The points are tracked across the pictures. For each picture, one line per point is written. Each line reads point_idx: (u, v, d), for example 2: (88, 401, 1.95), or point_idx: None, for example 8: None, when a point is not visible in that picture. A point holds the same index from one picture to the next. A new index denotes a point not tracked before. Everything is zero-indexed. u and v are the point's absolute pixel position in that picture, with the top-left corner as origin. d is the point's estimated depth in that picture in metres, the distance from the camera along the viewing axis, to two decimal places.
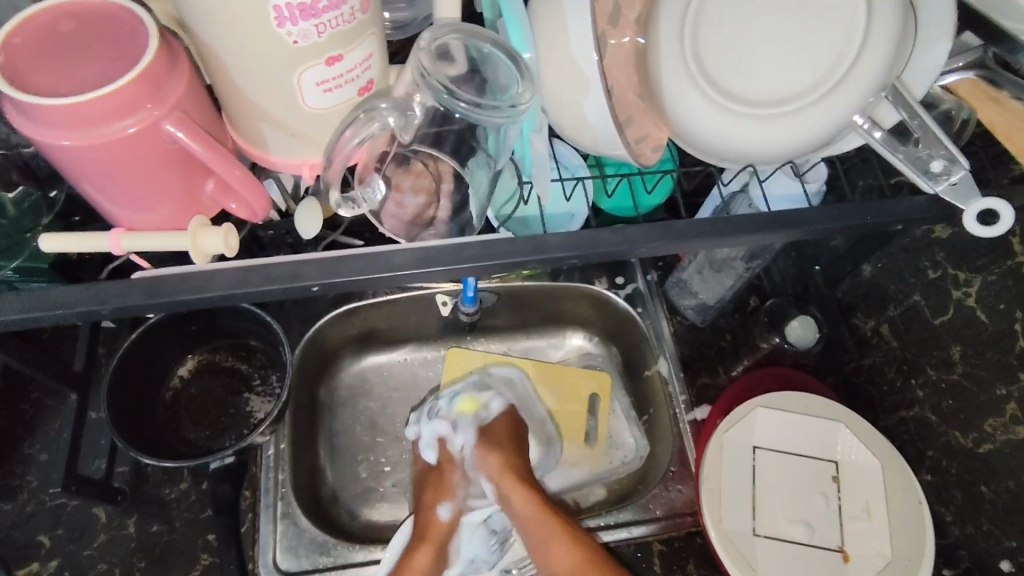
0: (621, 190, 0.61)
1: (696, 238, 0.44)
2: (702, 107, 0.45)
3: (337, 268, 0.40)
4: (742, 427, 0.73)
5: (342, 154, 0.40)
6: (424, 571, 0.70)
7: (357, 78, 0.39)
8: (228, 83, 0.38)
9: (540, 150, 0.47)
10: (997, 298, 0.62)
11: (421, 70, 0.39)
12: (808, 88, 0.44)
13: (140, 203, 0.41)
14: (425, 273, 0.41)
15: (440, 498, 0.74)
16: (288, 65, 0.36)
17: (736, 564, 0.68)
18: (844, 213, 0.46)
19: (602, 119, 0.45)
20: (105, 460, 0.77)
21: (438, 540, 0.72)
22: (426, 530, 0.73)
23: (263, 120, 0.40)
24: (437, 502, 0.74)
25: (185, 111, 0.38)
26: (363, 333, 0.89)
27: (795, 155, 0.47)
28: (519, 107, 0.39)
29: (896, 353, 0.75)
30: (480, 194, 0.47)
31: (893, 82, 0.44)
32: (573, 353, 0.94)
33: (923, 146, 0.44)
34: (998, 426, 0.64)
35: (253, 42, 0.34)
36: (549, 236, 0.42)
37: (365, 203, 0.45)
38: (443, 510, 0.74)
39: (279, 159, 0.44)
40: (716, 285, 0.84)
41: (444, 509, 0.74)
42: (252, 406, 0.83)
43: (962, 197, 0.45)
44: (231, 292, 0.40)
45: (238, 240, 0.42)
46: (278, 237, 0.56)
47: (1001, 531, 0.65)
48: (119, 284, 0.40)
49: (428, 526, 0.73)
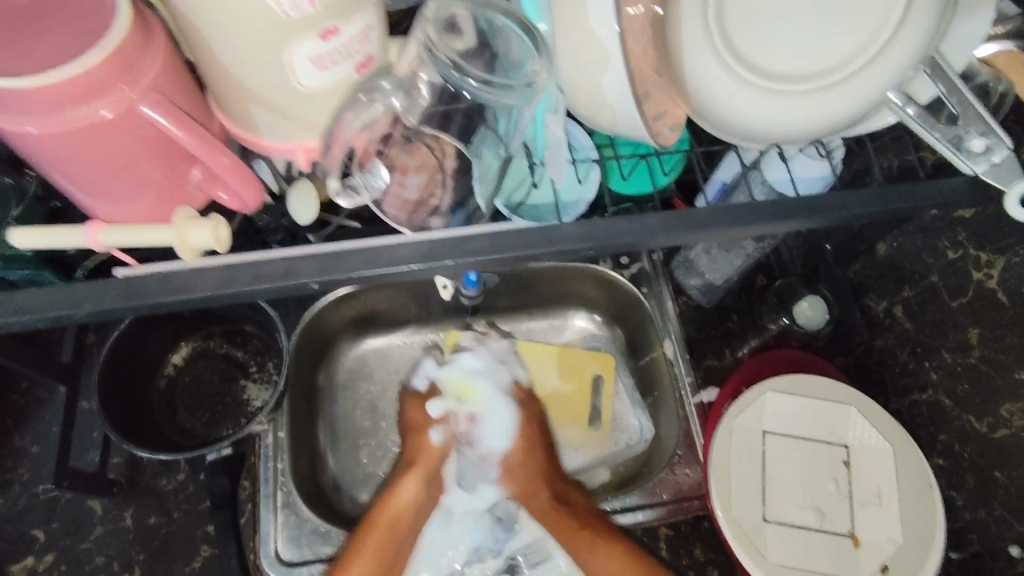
0: (637, 172, 0.59)
1: (721, 227, 0.42)
2: (728, 84, 0.42)
3: (334, 264, 0.38)
4: (752, 411, 0.71)
5: (341, 141, 0.38)
6: (413, 496, 0.71)
7: (355, 54, 0.36)
8: (213, 60, 0.34)
9: (555, 133, 0.46)
10: (1020, 281, 0.59)
11: (428, 43, 0.36)
12: (843, 62, 0.41)
13: (118, 194, 0.39)
14: (428, 267, 0.38)
15: (433, 420, 0.75)
16: (276, 40, 0.32)
17: (745, 552, 0.67)
18: (873, 198, 0.43)
19: (620, 98, 0.41)
20: (98, 453, 0.74)
21: (429, 462, 0.73)
22: (417, 454, 0.73)
23: (253, 101, 0.37)
24: (430, 425, 0.74)
25: (162, 92, 0.35)
26: (361, 316, 0.87)
27: (824, 134, 0.44)
28: (533, 86, 0.36)
29: (910, 335, 0.73)
30: (487, 178, 0.45)
31: (931, 54, 0.42)
32: (576, 334, 0.91)
33: (962, 122, 0.42)
34: (1015, 412, 0.62)
35: (235, 12, 0.31)
36: (564, 227, 0.40)
37: (366, 190, 0.42)
38: (434, 433, 0.74)
39: (271, 143, 0.40)
40: (725, 265, 0.81)
41: (436, 433, 0.74)
42: (249, 394, 0.80)
43: (1003, 178, 0.43)
44: (221, 291, 0.37)
45: (227, 234, 0.39)
46: (275, 221, 0.53)
47: (1014, 517, 0.63)
48: (97, 283, 0.37)
49: (422, 448, 0.73)
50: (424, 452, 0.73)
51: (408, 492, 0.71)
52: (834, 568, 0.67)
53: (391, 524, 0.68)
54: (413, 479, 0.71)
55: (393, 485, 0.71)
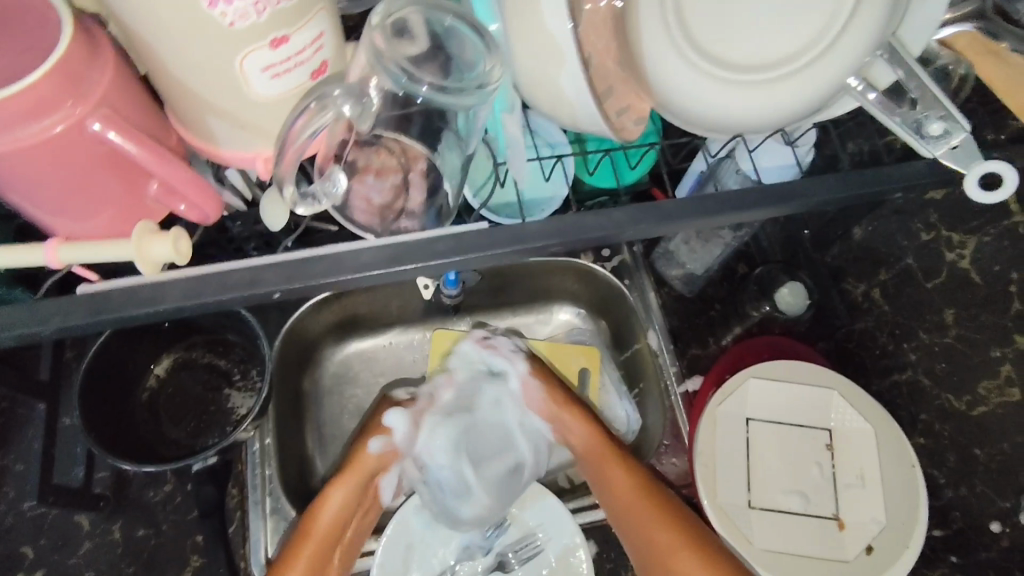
0: (604, 167, 0.59)
1: (685, 218, 0.42)
2: (690, 78, 0.43)
3: (297, 272, 0.38)
4: (735, 399, 0.72)
5: (294, 147, 0.37)
6: (338, 509, 0.68)
7: (308, 61, 0.36)
8: (163, 72, 0.34)
9: (513, 130, 0.48)
10: (992, 259, 0.62)
11: (375, 52, 0.36)
12: (800, 51, 0.42)
13: (75, 210, 0.39)
14: (392, 271, 0.39)
15: (381, 430, 0.74)
16: (225, 49, 0.32)
17: (731, 537, 0.67)
18: (836, 183, 0.44)
19: (579, 94, 0.41)
20: (82, 468, 0.74)
21: (364, 470, 0.71)
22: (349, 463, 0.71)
23: (207, 112, 0.37)
24: (371, 433, 0.73)
25: (111, 106, 0.35)
26: (343, 319, 0.86)
27: (785, 123, 0.44)
28: (486, 86, 0.37)
29: (888, 317, 0.74)
30: (452, 176, 0.47)
31: (889, 39, 0.43)
32: (560, 329, 0.92)
33: (920, 107, 0.43)
34: (993, 389, 0.64)
35: (181, 23, 0.30)
36: (527, 225, 0.40)
37: (325, 198, 0.41)
38: (374, 443, 0.73)
39: (229, 153, 0.40)
40: (705, 255, 0.82)
41: (375, 442, 0.73)
42: (234, 402, 0.80)
43: (962, 161, 0.43)
44: (183, 303, 0.37)
45: (189, 246, 0.39)
46: (249, 228, 0.54)
47: (995, 493, 0.65)
48: (59, 300, 0.37)
49: (358, 456, 0.71)
50: (360, 458, 0.71)
51: (334, 501, 0.68)
52: (821, 550, 0.68)
53: (324, 536, 0.66)
54: (341, 489, 0.69)
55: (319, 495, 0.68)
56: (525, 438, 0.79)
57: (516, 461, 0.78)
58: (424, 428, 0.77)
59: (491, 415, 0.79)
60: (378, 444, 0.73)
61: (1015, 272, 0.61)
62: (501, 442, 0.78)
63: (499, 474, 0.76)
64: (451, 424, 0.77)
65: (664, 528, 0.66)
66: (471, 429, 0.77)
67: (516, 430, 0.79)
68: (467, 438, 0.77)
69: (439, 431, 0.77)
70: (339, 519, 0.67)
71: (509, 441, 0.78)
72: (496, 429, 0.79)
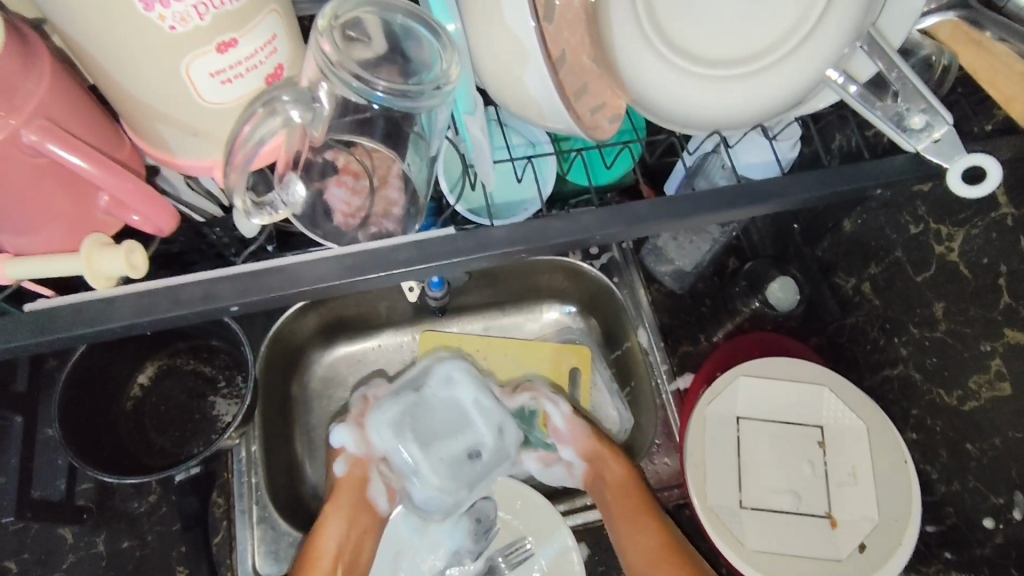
0: (576, 164, 0.58)
1: (661, 220, 0.41)
2: (664, 74, 0.41)
3: (258, 284, 0.37)
4: (725, 398, 0.71)
5: (243, 154, 0.35)
6: (337, 542, 0.66)
7: (259, 65, 0.34)
8: (108, 81, 0.33)
9: (476, 134, 0.45)
10: (980, 252, 0.59)
11: (324, 58, 0.34)
12: (775, 44, 0.40)
13: (25, 224, 0.38)
14: (355, 281, 0.38)
15: (336, 453, 0.70)
16: (167, 56, 0.31)
17: (722, 539, 0.66)
18: (817, 180, 0.43)
19: (548, 94, 0.40)
20: (64, 480, 0.73)
21: (346, 493, 0.67)
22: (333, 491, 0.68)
23: (157, 121, 0.36)
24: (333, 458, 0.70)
25: (52, 116, 0.34)
26: (330, 323, 0.85)
27: (762, 119, 0.43)
28: (444, 87, 0.35)
29: (879, 312, 0.72)
30: (421, 179, 0.46)
31: (868, 30, 0.41)
32: (550, 327, 0.90)
33: (902, 99, 0.41)
34: (982, 383, 0.62)
35: (119, 28, 0.29)
36: (497, 230, 0.39)
37: (283, 206, 0.40)
38: (338, 466, 0.69)
39: (186, 162, 0.39)
40: (693, 251, 0.81)
41: (340, 464, 0.69)
42: (219, 409, 0.79)
43: (944, 155, 0.42)
44: (137, 319, 0.36)
45: (144, 258, 0.38)
46: (228, 233, 0.53)
47: (987, 488, 0.63)
48: (7, 320, 0.36)
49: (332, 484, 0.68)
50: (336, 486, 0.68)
51: (329, 534, 0.66)
52: (813, 550, 0.67)
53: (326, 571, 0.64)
54: (334, 517, 0.66)
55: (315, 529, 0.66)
56: (483, 417, 0.70)
57: (475, 443, 0.69)
58: (372, 421, 0.69)
59: (441, 393, 0.71)
60: (343, 466, 0.69)
61: (1002, 266, 0.58)
62: (456, 422, 0.69)
63: (456, 459, 0.68)
64: (398, 412, 0.69)
65: (661, 539, 0.67)
66: (421, 414, 0.69)
67: (470, 410, 0.70)
68: (418, 421, 0.69)
69: (386, 422, 0.69)
70: (341, 548, 0.66)
71: (464, 419, 0.70)
72: (451, 413, 0.70)
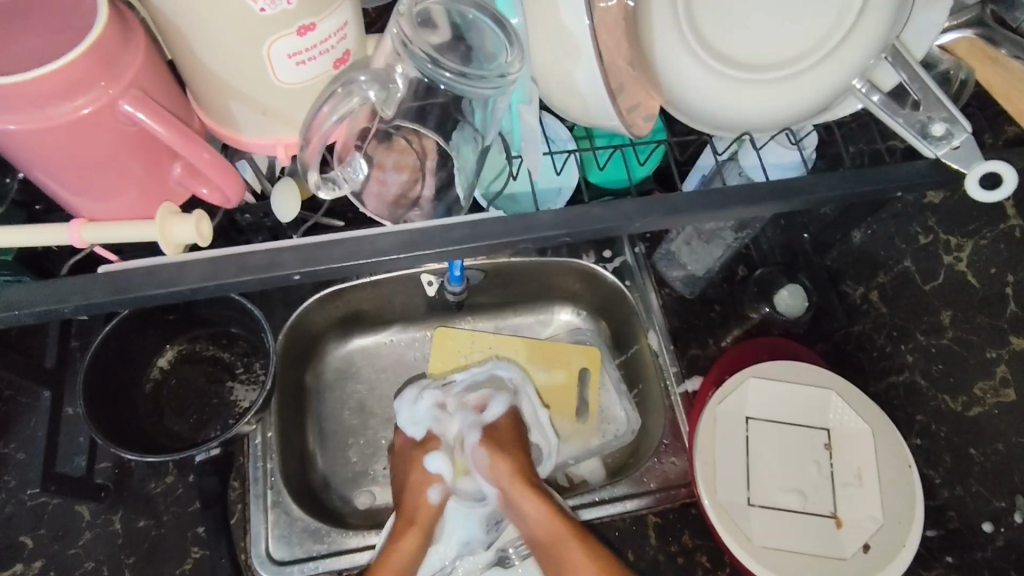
0: (613, 164, 0.62)
1: (693, 212, 0.43)
2: (702, 75, 0.44)
3: (316, 257, 0.39)
4: (736, 398, 0.73)
5: (319, 133, 0.39)
6: (410, 558, 0.69)
7: (332, 49, 0.38)
8: (192, 59, 0.36)
9: (529, 123, 0.48)
10: (988, 262, 0.63)
11: (403, 39, 0.38)
12: (806, 52, 0.43)
13: (104, 190, 0.41)
14: (409, 257, 0.40)
15: (432, 478, 0.74)
16: (254, 37, 0.34)
17: (732, 536, 0.67)
18: (843, 181, 0.45)
19: (591, 88, 0.44)
20: (85, 457, 0.74)
21: (427, 523, 0.71)
22: (414, 514, 0.71)
23: (232, 98, 0.39)
24: (427, 483, 0.73)
25: (141, 88, 0.37)
26: (347, 315, 0.87)
27: (786, 125, 0.46)
28: (507, 77, 0.39)
29: (885, 319, 0.75)
30: (466, 170, 0.48)
31: (892, 43, 0.44)
32: (561, 329, 0.92)
33: (923, 108, 0.44)
34: (988, 390, 0.65)
35: (218, 11, 0.33)
36: (541, 215, 0.41)
37: (346, 182, 0.44)
38: (433, 494, 0.73)
39: (251, 139, 0.42)
40: (705, 256, 0.83)
41: (433, 491, 0.73)
42: (237, 395, 0.80)
43: (963, 161, 0.44)
44: (203, 284, 0.39)
45: (209, 229, 0.41)
46: (257, 221, 0.55)
47: (991, 493, 0.65)
48: (78, 280, 0.38)
49: (417, 507, 0.72)
50: (420, 510, 0.71)
51: (402, 553, 0.68)
52: (819, 549, 0.68)
53: None
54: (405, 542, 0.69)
55: (391, 545, 0.68)
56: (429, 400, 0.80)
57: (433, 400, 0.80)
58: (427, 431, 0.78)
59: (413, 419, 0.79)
60: (436, 492, 0.73)
61: (1009, 276, 0.61)
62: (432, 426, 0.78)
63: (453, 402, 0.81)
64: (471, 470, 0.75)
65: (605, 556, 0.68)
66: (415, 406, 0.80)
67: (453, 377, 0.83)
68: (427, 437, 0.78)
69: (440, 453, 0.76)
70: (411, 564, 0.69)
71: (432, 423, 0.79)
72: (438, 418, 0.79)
